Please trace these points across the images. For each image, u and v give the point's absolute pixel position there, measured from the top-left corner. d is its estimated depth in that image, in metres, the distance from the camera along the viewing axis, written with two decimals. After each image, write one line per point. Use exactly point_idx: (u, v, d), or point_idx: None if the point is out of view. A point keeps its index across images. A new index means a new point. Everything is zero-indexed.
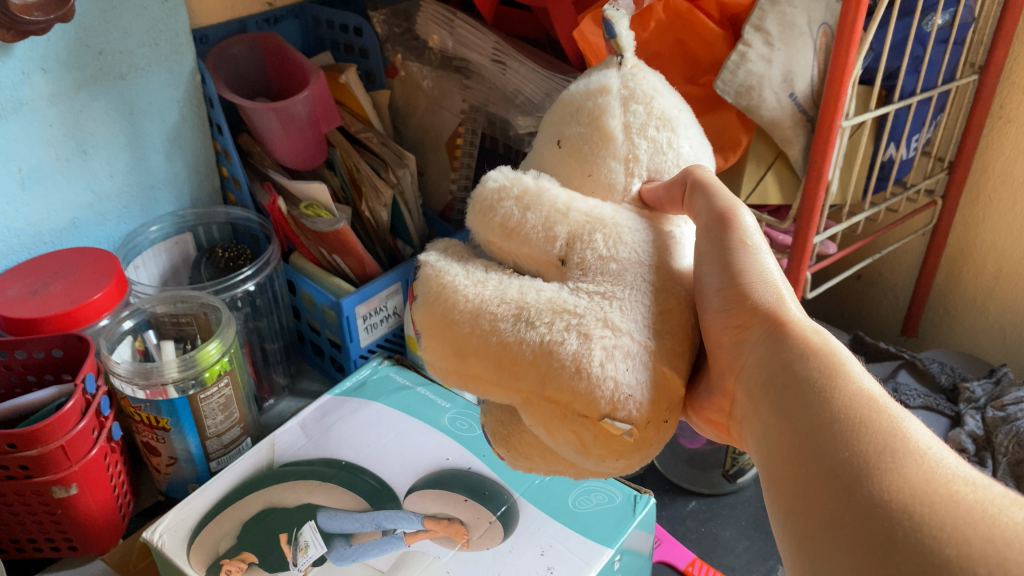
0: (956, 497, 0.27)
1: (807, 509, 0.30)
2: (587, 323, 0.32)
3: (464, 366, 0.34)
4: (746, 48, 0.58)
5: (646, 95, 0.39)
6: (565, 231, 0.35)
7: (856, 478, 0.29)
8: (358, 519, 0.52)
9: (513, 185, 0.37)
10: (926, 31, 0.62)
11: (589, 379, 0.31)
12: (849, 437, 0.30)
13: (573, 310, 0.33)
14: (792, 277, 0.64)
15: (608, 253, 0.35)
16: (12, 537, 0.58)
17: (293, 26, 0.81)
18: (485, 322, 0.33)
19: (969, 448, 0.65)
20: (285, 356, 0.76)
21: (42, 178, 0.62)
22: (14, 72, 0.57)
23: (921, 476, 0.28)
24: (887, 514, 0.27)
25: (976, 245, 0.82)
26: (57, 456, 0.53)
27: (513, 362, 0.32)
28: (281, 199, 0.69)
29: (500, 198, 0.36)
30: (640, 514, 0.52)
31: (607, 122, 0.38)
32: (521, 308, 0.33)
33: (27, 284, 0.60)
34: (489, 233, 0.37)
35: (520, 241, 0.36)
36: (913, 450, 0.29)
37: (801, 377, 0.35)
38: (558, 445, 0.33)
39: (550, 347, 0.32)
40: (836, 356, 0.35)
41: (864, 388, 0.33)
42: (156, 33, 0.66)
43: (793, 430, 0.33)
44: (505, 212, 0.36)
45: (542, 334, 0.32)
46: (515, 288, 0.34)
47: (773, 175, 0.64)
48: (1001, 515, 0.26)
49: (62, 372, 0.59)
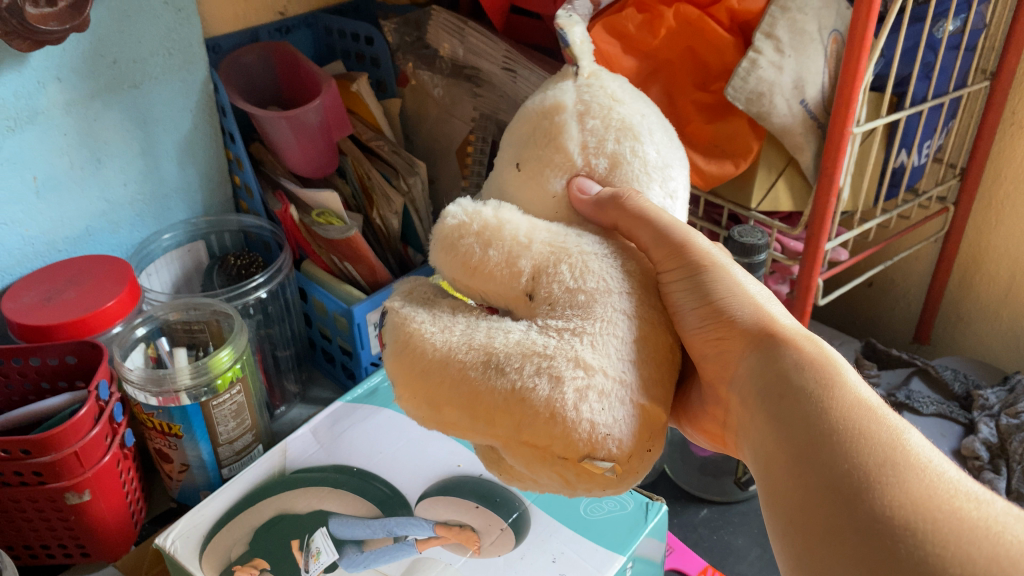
0: (959, 514, 0.29)
1: (805, 519, 0.31)
2: (557, 365, 0.31)
3: (438, 416, 0.32)
4: (757, 55, 0.58)
5: (603, 106, 0.39)
6: (526, 263, 0.34)
7: (856, 491, 0.30)
8: (370, 526, 0.52)
9: (475, 218, 0.35)
10: (937, 37, 0.62)
11: (565, 424, 0.30)
12: (848, 448, 0.32)
13: (542, 351, 0.31)
14: (804, 284, 0.64)
15: (576, 285, 0.34)
16: (25, 543, 0.58)
17: (305, 35, 0.82)
18: (456, 370, 0.32)
19: (983, 456, 0.64)
20: (296, 364, 0.76)
21: (57, 186, 0.63)
22: (29, 81, 0.58)
23: (923, 491, 0.29)
24: (890, 529, 0.29)
25: (988, 252, 0.81)
26: (71, 462, 0.54)
27: (491, 413, 0.31)
28: (293, 206, 0.71)
29: (460, 234, 0.35)
30: (653, 521, 0.51)
31: (565, 143, 0.38)
32: (489, 355, 0.31)
33: (42, 291, 0.61)
34: (450, 271, 0.35)
35: (483, 279, 0.34)
36: (913, 463, 0.31)
37: (797, 386, 0.36)
38: (542, 480, 0.32)
39: (521, 394, 0.30)
40: (831, 366, 0.36)
41: (861, 398, 0.34)
42: (169, 42, 0.66)
43: (789, 439, 0.34)
44: (465, 250, 0.34)
45: (512, 381, 0.31)
46: (482, 332, 0.33)
47: (784, 181, 0.64)
48: (1004, 534, 0.28)
49: (75, 379, 0.59)
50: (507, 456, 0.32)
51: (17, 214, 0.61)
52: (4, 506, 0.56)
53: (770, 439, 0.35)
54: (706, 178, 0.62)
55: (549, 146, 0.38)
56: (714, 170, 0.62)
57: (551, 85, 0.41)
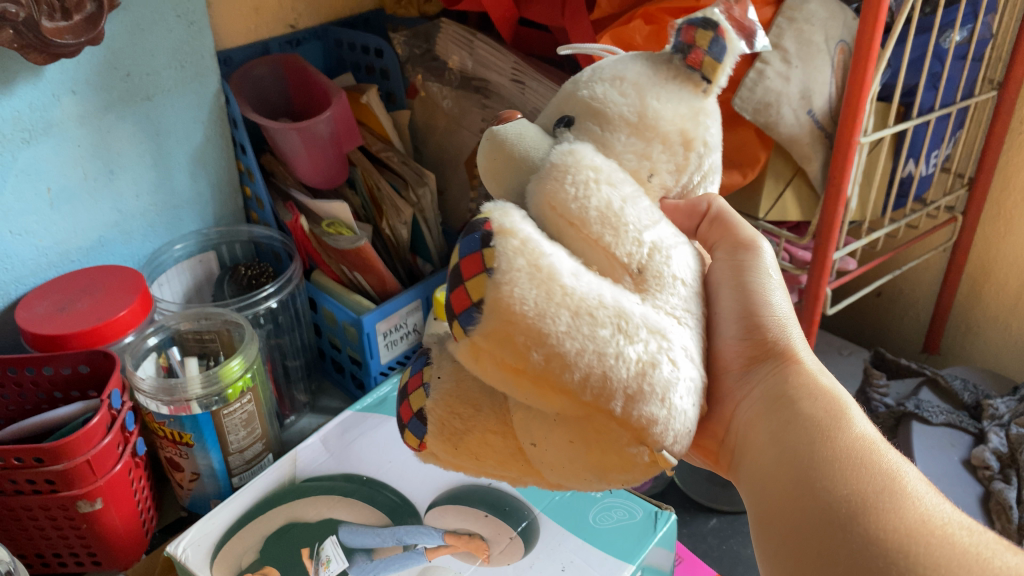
0: (952, 541, 0.29)
1: (798, 537, 0.32)
2: (671, 349, 0.29)
3: (537, 366, 0.27)
4: (764, 66, 0.58)
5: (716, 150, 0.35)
6: (646, 235, 0.31)
7: (852, 514, 0.31)
8: (379, 534, 0.52)
9: (610, 172, 0.31)
10: (943, 48, 0.62)
11: (668, 409, 0.29)
12: (849, 470, 0.32)
13: (662, 332, 0.29)
14: (813, 293, 0.64)
15: (670, 274, 0.32)
16: (37, 551, 0.59)
17: (315, 48, 0.83)
18: (589, 323, 0.27)
19: (993, 466, 0.64)
20: (306, 374, 0.76)
21: (70, 198, 0.64)
22: (44, 93, 0.59)
23: (917, 519, 0.30)
24: (882, 552, 0.29)
25: (997, 261, 0.81)
26: (83, 471, 0.54)
27: (596, 381, 0.27)
28: (303, 217, 0.72)
29: (595, 179, 0.30)
30: (662, 530, 0.51)
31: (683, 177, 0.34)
32: (619, 316, 0.28)
33: (56, 301, 0.61)
34: (564, 214, 0.30)
35: (605, 242, 0.30)
36: (910, 492, 0.31)
37: (805, 415, 0.36)
38: (556, 459, 0.30)
39: (646, 368, 0.28)
40: (839, 401, 0.37)
41: (865, 431, 0.35)
42: (182, 55, 0.67)
43: (790, 461, 0.35)
44: (598, 196, 0.30)
45: (640, 352, 0.28)
46: (609, 290, 0.29)
47: (791, 191, 0.64)
48: (996, 562, 0.28)
49: (88, 389, 0.59)
50: (556, 430, 0.29)
51: (31, 224, 0.62)
52: (16, 515, 0.56)
53: (772, 457, 0.36)
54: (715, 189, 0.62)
55: (670, 171, 0.34)
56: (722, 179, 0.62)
57: (673, 80, 0.33)
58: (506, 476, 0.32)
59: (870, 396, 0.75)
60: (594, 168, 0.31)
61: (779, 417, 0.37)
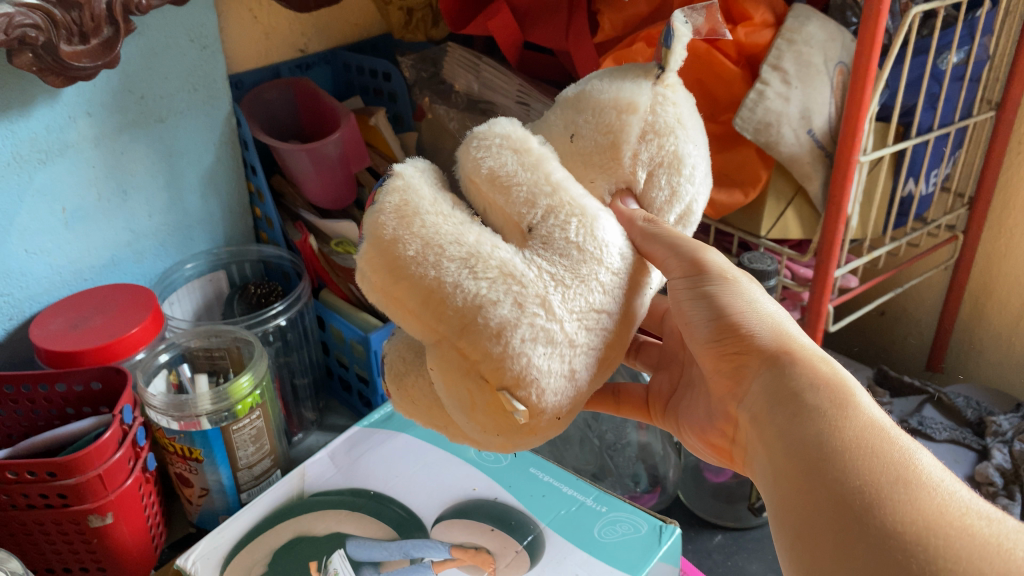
0: (971, 535, 0.28)
1: (815, 534, 0.32)
2: (526, 293, 0.31)
3: (392, 294, 0.32)
4: (763, 87, 0.59)
5: (668, 127, 0.35)
6: (548, 202, 0.33)
7: (866, 507, 0.30)
8: (386, 548, 0.53)
9: (517, 138, 0.34)
10: (941, 69, 0.63)
11: (505, 346, 0.30)
12: (859, 463, 0.32)
13: (519, 277, 0.31)
14: (814, 310, 0.64)
15: (575, 239, 0.32)
16: (47, 566, 0.59)
17: (324, 72, 0.84)
18: (431, 254, 0.31)
19: (997, 482, 0.64)
20: (314, 392, 0.77)
21: (84, 218, 0.65)
22: (61, 116, 0.60)
23: (934, 509, 0.29)
24: (901, 544, 0.29)
25: (999, 280, 0.82)
26: (95, 485, 0.55)
27: (436, 288, 0.30)
28: (312, 236, 0.74)
29: (499, 145, 0.34)
30: (666, 544, 0.52)
31: (621, 146, 0.35)
32: (471, 254, 0.31)
33: (68, 319, 0.62)
34: (472, 180, 0.34)
35: (496, 190, 0.33)
36: (924, 482, 0.31)
37: (809, 404, 0.36)
38: (442, 392, 0.33)
39: (481, 304, 0.30)
40: (843, 385, 0.36)
41: (872, 417, 0.34)
42: (194, 78, 0.69)
43: (799, 454, 0.34)
44: (494, 159, 0.33)
45: (478, 289, 0.30)
46: (474, 234, 0.32)
47: (792, 211, 0.64)
48: (1018, 555, 0.28)
49: (100, 405, 0.60)
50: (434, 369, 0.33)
51: (46, 243, 0.63)
52: (27, 529, 0.57)
53: (780, 451, 0.36)
54: (717, 207, 0.63)
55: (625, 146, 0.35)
56: (724, 198, 0.63)
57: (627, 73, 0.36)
58: (440, 427, 0.36)
59: None
60: (506, 136, 0.34)
61: (783, 405, 0.37)
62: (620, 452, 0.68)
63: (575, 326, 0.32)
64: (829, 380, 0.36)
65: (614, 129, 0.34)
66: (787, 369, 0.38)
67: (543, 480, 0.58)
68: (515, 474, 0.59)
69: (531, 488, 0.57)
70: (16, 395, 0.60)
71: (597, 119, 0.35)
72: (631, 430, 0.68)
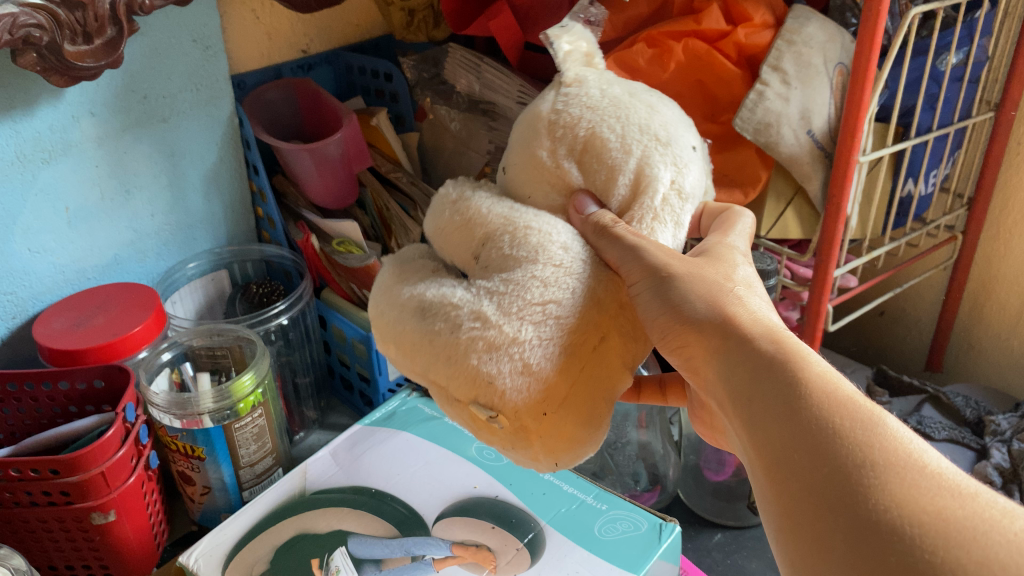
0: (943, 514, 0.27)
1: (794, 528, 0.30)
2: (460, 315, 0.35)
3: (393, 356, 0.39)
4: (763, 87, 0.60)
5: (571, 115, 0.39)
6: (483, 234, 0.38)
7: (839, 497, 0.29)
8: (388, 545, 0.53)
9: (460, 196, 0.40)
10: (940, 70, 0.64)
11: (459, 364, 0.35)
12: (825, 450, 0.30)
13: (456, 303, 0.36)
14: (814, 310, 0.65)
15: (508, 253, 0.37)
16: (50, 564, 0.60)
17: (326, 72, 0.85)
18: (398, 313, 0.38)
19: (996, 481, 0.64)
20: (315, 391, 0.77)
21: (88, 217, 0.65)
22: (64, 115, 0.61)
23: (907, 492, 0.28)
24: (879, 536, 0.27)
25: (998, 280, 0.82)
26: (98, 482, 0.55)
27: (406, 337, 0.37)
28: (314, 236, 0.73)
29: (448, 206, 0.40)
30: (666, 542, 0.52)
31: (538, 153, 0.40)
32: (422, 303, 0.37)
33: (71, 317, 0.63)
34: (440, 245, 0.41)
35: (450, 244, 0.40)
36: (895, 459, 0.29)
37: (771, 384, 0.34)
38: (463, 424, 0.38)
39: (430, 335, 0.36)
40: (801, 359, 0.34)
41: (836, 392, 0.32)
42: (197, 78, 0.69)
43: (767, 442, 0.33)
44: (444, 220, 0.40)
45: (428, 325, 0.36)
46: (429, 285, 0.38)
47: (792, 211, 0.64)
48: (993, 534, 0.26)
49: (103, 403, 0.61)
50: (445, 402, 0.38)
51: (49, 242, 0.63)
52: (29, 526, 0.57)
53: (748, 443, 0.34)
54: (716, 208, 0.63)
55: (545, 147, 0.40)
56: (724, 199, 0.62)
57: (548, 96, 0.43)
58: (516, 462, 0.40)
59: None
60: (451, 196, 0.41)
61: (745, 388, 0.35)
62: (620, 451, 0.68)
63: (516, 325, 0.35)
64: (783, 359, 0.34)
65: (541, 143, 0.40)
66: (737, 350, 0.36)
67: (544, 478, 0.58)
68: (516, 473, 0.59)
69: (531, 487, 0.58)
70: (19, 393, 0.60)
71: (525, 143, 0.41)
72: (631, 429, 0.68)
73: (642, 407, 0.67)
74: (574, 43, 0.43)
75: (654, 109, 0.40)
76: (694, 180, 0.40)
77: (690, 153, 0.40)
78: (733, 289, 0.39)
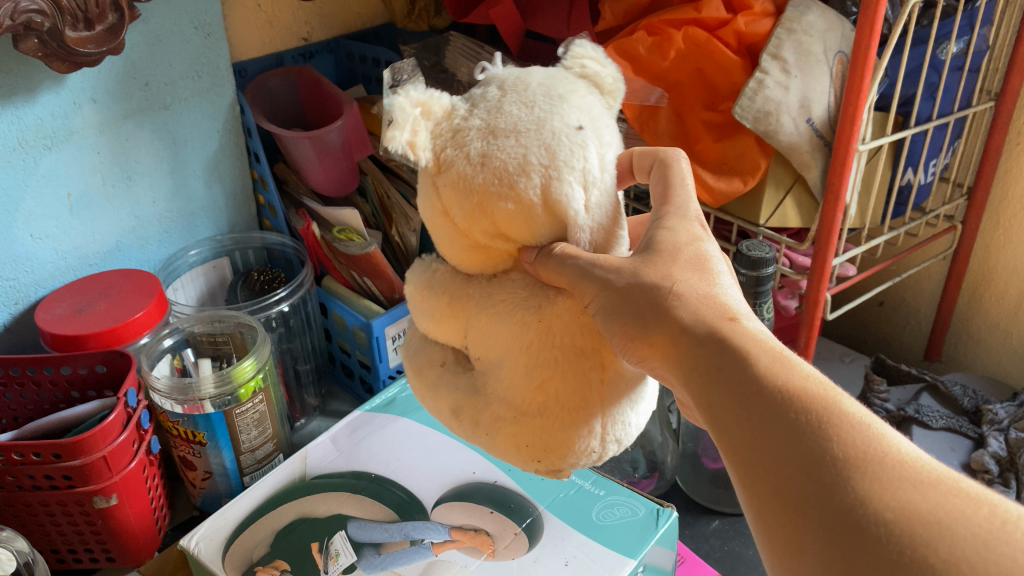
0: (912, 511, 0.25)
1: (766, 532, 0.28)
2: (488, 412, 0.36)
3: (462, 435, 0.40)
4: (763, 76, 0.60)
5: (466, 190, 0.34)
6: (464, 324, 0.37)
7: (810, 496, 0.27)
8: (387, 529, 0.53)
9: (421, 291, 0.39)
10: (940, 59, 0.64)
11: (513, 451, 0.36)
12: (789, 454, 0.28)
13: (479, 402, 0.37)
14: (813, 298, 0.65)
15: (493, 345, 0.36)
16: (52, 547, 0.60)
17: (327, 61, 0.85)
18: (440, 414, 0.39)
19: (993, 470, 0.65)
20: (316, 378, 0.78)
21: (89, 203, 0.66)
22: (66, 102, 0.61)
23: (879, 485, 0.26)
24: (856, 537, 0.25)
25: (998, 270, 0.82)
26: (100, 466, 0.56)
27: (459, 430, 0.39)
28: (315, 223, 0.74)
29: (416, 301, 0.39)
30: (663, 527, 0.52)
31: (459, 232, 0.36)
32: (448, 406, 0.38)
33: (74, 303, 0.63)
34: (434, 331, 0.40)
35: (440, 335, 0.39)
36: (862, 449, 0.27)
37: (725, 376, 0.31)
38: None
39: (477, 432, 0.37)
40: (754, 347, 0.31)
41: (795, 381, 0.30)
42: (198, 66, 0.69)
43: (728, 440, 0.30)
44: (421, 317, 0.39)
45: (470, 426, 0.37)
46: (446, 384, 0.38)
47: (792, 199, 0.64)
48: (962, 528, 0.24)
49: (104, 388, 0.61)
50: None
51: (51, 228, 0.64)
52: (32, 510, 0.57)
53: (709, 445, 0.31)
54: (716, 195, 0.63)
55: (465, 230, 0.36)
56: (723, 187, 0.63)
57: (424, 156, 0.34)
58: None
59: (871, 401, 0.75)
60: (411, 294, 0.39)
61: (698, 381, 0.32)
62: None
63: (533, 411, 0.35)
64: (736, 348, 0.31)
65: (461, 239, 0.36)
66: (690, 349, 0.33)
67: None
68: None
69: (530, 472, 0.58)
70: (21, 378, 0.61)
71: (446, 242, 0.37)
72: None
73: None
74: (409, 131, 0.34)
75: (525, 128, 0.34)
76: (600, 162, 0.35)
77: (576, 137, 0.34)
78: (672, 286, 0.35)
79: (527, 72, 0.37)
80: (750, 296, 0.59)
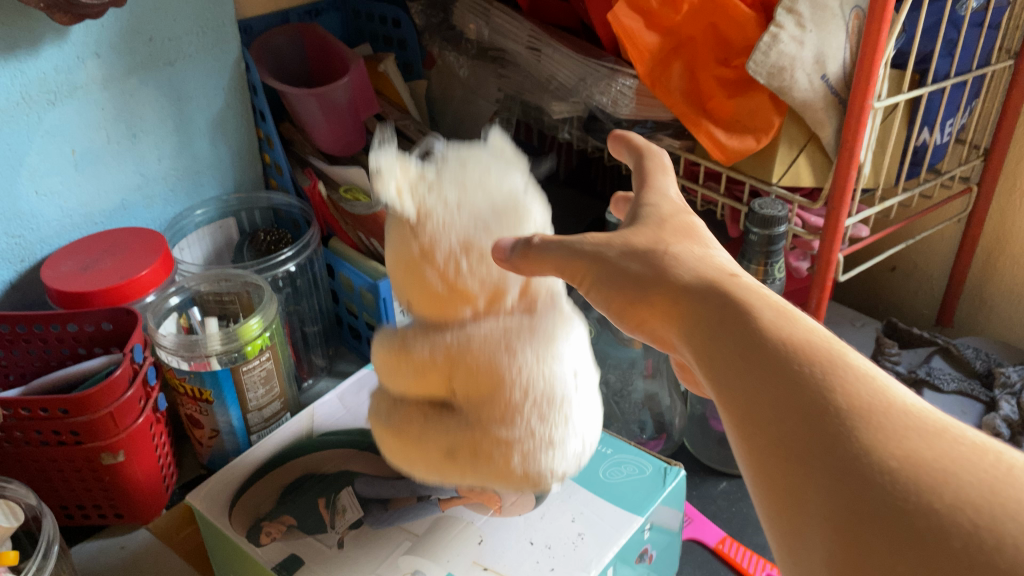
0: (914, 459, 0.24)
1: (776, 487, 0.27)
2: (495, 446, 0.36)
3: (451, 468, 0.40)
4: (778, 30, 0.58)
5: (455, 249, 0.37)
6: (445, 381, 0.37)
7: (817, 444, 0.25)
8: (393, 485, 0.53)
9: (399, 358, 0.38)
10: (960, 14, 0.62)
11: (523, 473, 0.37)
12: (792, 407, 0.27)
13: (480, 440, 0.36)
14: (825, 259, 0.64)
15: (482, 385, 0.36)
16: (61, 503, 0.61)
17: (334, 19, 0.83)
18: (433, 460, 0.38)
19: (1004, 432, 0.64)
20: (324, 339, 0.78)
21: (94, 160, 0.65)
22: (69, 56, 0.60)
23: (885, 431, 0.25)
24: (859, 482, 0.24)
25: (1012, 233, 0.81)
26: (107, 422, 0.55)
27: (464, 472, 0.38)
28: (321, 183, 0.73)
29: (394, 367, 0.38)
30: (670, 485, 0.52)
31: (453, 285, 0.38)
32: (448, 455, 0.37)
33: (79, 261, 0.63)
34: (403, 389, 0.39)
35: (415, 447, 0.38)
36: (870, 399, 0.26)
37: (731, 330, 0.30)
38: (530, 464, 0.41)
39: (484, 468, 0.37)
40: (765, 303, 0.31)
41: (808, 335, 0.29)
42: (203, 22, 0.68)
43: (734, 394, 0.29)
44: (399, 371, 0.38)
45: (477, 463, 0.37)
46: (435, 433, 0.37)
47: (805, 158, 0.63)
48: (966, 475, 0.23)
49: (111, 345, 0.61)
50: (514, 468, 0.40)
51: (56, 185, 0.63)
52: (40, 466, 0.58)
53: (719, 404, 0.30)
54: (728, 152, 0.62)
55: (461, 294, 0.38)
56: (735, 145, 0.62)
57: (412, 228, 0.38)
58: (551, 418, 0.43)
59: (881, 364, 0.75)
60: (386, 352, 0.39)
61: (711, 336, 0.31)
62: (627, 399, 0.68)
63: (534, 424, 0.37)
64: (756, 309, 0.31)
65: (417, 266, 0.37)
66: (697, 308, 0.33)
67: None
68: None
69: None
70: (28, 335, 0.60)
71: (411, 285, 0.38)
72: (637, 377, 0.68)
73: (648, 355, 0.67)
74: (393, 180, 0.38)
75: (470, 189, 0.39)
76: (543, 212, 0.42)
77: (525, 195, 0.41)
78: (667, 248, 0.36)
79: (471, 145, 0.41)
80: (763, 255, 0.57)
